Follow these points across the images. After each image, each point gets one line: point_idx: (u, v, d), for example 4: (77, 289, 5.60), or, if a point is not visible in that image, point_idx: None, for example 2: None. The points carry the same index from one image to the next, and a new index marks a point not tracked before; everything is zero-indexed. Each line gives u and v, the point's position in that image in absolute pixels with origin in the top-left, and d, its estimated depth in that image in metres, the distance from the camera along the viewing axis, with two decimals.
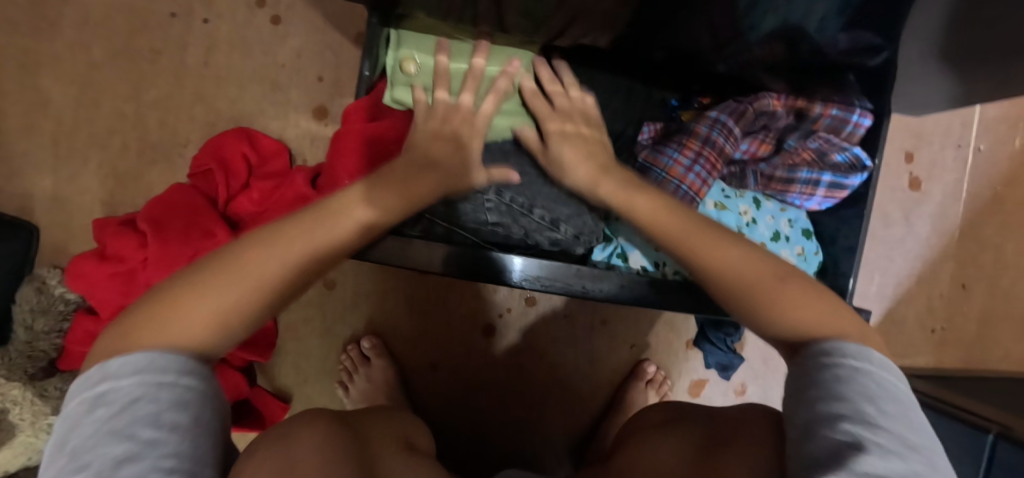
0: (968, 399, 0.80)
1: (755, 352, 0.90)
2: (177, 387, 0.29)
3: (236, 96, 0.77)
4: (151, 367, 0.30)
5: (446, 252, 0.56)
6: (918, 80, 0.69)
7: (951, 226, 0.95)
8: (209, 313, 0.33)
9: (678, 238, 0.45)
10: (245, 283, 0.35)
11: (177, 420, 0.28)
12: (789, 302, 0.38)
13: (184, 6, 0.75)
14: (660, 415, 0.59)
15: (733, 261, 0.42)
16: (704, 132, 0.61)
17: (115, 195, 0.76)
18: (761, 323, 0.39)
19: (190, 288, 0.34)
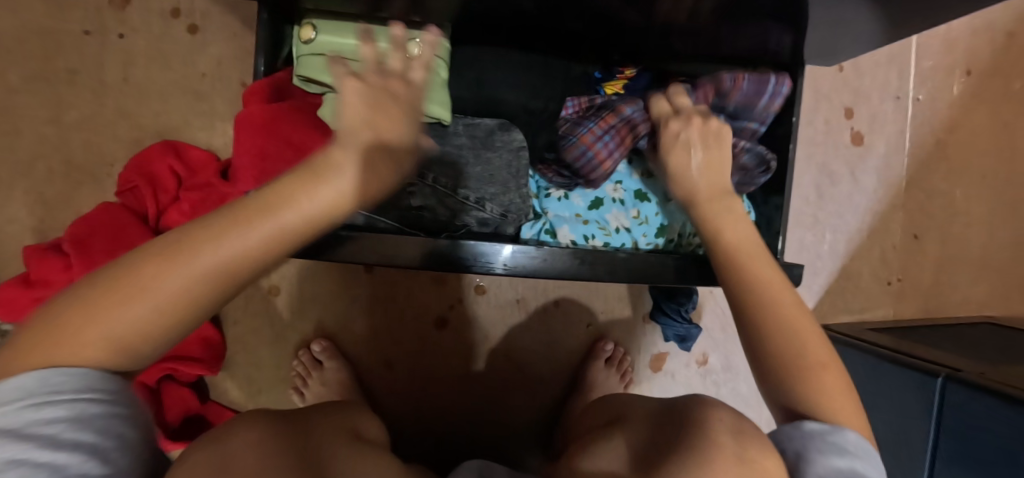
0: (928, 349, 0.80)
1: (713, 320, 0.90)
2: (78, 409, 0.25)
3: (161, 110, 0.76)
4: (46, 387, 0.25)
5: (428, 247, 0.56)
6: (843, 31, 0.65)
7: (897, 177, 0.95)
8: (126, 327, 0.27)
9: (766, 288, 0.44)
10: (165, 289, 0.28)
11: (79, 439, 0.25)
12: (829, 380, 0.41)
13: (97, 23, 0.74)
14: (614, 410, 0.57)
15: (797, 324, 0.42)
16: (625, 112, 0.61)
17: (45, 221, 0.74)
18: (786, 379, 0.41)
19: (111, 289, 0.28)
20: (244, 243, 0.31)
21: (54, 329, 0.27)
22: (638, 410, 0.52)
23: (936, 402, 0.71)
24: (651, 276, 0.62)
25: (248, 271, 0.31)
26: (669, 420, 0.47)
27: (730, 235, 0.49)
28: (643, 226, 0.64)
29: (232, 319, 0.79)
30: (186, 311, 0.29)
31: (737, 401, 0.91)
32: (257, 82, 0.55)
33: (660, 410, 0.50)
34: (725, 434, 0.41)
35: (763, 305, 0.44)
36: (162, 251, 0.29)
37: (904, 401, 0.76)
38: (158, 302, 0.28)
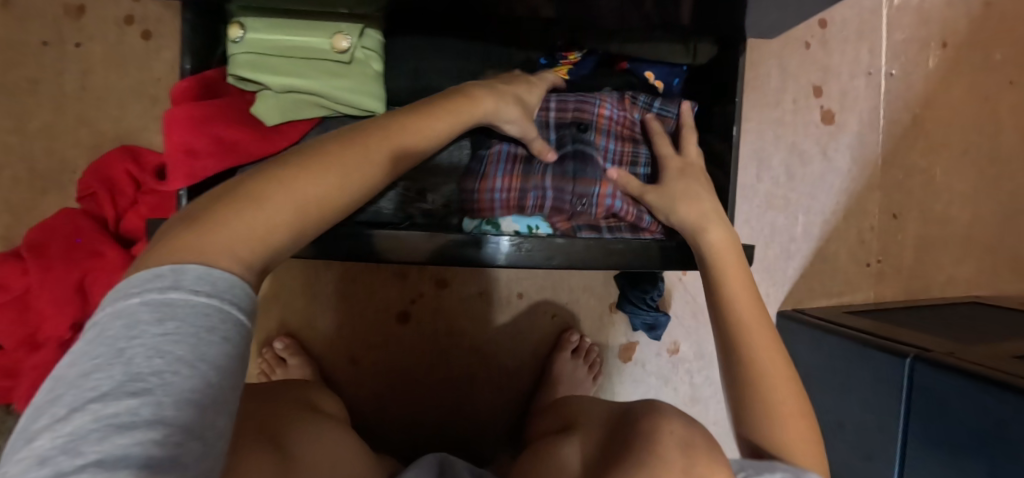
0: (907, 331, 0.77)
1: (682, 307, 0.88)
2: (239, 331, 0.24)
3: (119, 116, 0.77)
4: (222, 294, 0.24)
5: (428, 251, 0.56)
6: (800, 10, 0.64)
7: (872, 155, 0.92)
8: (259, 234, 0.28)
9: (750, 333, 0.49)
10: (274, 218, 0.29)
11: (234, 377, 0.24)
12: (790, 431, 0.47)
13: (54, 33, 0.75)
14: (565, 416, 0.60)
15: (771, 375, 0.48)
16: (536, 180, 0.59)
17: (11, 228, 0.75)
18: (757, 421, 0.48)
19: (227, 215, 0.28)
20: (320, 191, 0.32)
21: (214, 220, 0.27)
22: (590, 415, 0.57)
23: (905, 383, 0.68)
24: (607, 261, 0.59)
25: (325, 213, 0.32)
26: (625, 427, 0.52)
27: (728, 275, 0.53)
28: None
29: None
30: (272, 242, 0.29)
31: (712, 390, 0.90)
32: (182, 82, 0.55)
33: (610, 418, 0.55)
34: (675, 451, 0.46)
35: (742, 361, 0.49)
36: (258, 187, 0.30)
37: (874, 385, 0.73)
38: (271, 223, 0.29)
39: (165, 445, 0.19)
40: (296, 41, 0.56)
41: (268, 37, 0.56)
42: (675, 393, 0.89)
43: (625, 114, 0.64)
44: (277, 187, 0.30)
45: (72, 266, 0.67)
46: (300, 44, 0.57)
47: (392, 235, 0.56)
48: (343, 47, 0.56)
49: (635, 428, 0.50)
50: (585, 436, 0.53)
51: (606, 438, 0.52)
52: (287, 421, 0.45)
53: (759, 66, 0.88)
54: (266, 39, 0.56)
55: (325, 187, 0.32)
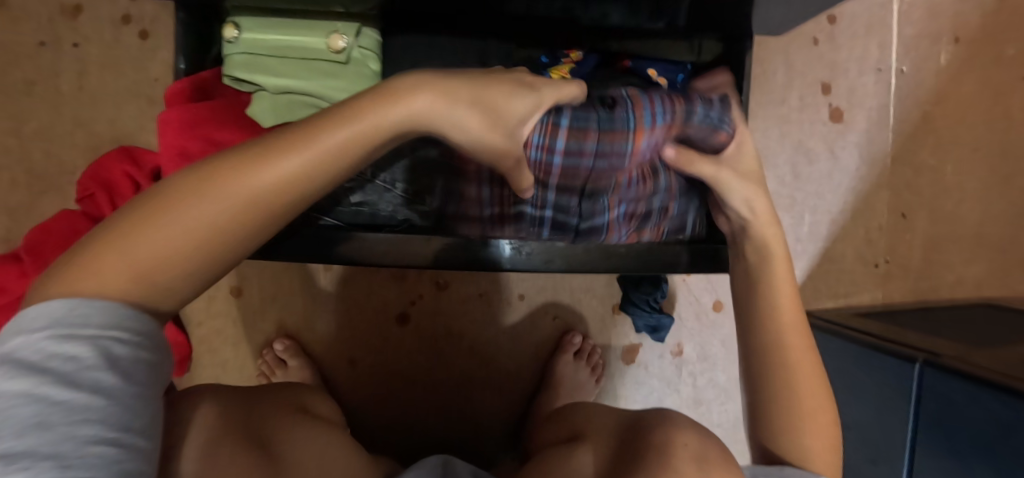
0: (914, 333, 0.76)
1: (686, 309, 0.87)
2: (100, 345, 0.25)
3: (117, 116, 0.77)
4: (74, 320, 0.25)
5: (433, 252, 0.56)
6: (810, 6, 0.62)
7: (881, 154, 0.91)
8: (137, 262, 0.27)
9: (787, 333, 0.44)
10: (155, 246, 0.28)
11: (104, 384, 0.24)
12: (815, 440, 0.43)
13: (51, 33, 0.75)
14: (571, 424, 0.60)
15: (805, 378, 0.44)
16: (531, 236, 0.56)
17: (11, 230, 0.75)
18: (784, 423, 0.43)
19: (104, 247, 0.28)
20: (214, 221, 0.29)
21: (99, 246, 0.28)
22: (598, 422, 0.57)
23: (914, 389, 0.66)
24: (611, 264, 0.59)
25: (228, 237, 0.30)
26: (634, 438, 0.52)
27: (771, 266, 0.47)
28: None
29: (196, 320, 0.79)
30: (154, 273, 0.28)
31: (716, 392, 0.88)
32: (176, 83, 0.55)
33: (618, 429, 0.55)
34: (689, 465, 0.46)
35: (776, 361, 0.44)
36: (155, 207, 0.29)
37: (883, 390, 0.71)
38: (157, 253, 0.28)
39: (6, 473, 0.21)
40: (292, 42, 0.56)
41: (265, 38, 0.55)
42: (679, 395, 0.88)
43: (660, 145, 0.47)
44: (159, 216, 0.28)
45: None
46: (297, 45, 0.56)
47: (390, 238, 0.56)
48: (340, 47, 0.56)
49: (643, 442, 0.50)
50: (595, 444, 0.53)
51: (615, 449, 0.51)
52: (283, 424, 0.44)
53: (765, 63, 0.86)
54: (260, 39, 0.55)
55: (221, 214, 0.29)
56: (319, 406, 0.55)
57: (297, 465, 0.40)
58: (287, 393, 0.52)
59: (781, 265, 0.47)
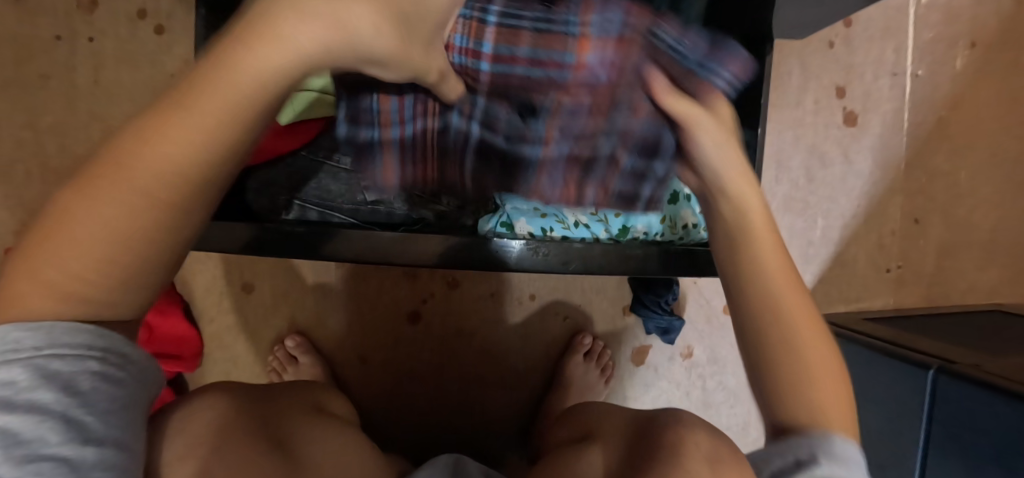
0: (925, 339, 0.76)
1: (697, 312, 0.87)
2: (33, 366, 0.24)
3: (131, 111, 0.77)
4: (5, 346, 0.24)
5: (439, 251, 0.56)
6: (832, 9, 0.62)
7: (895, 158, 0.90)
8: (65, 272, 0.24)
9: (766, 266, 0.36)
10: (68, 263, 0.24)
11: (40, 402, 0.23)
12: (823, 395, 0.33)
13: (66, 27, 0.75)
14: (580, 423, 0.59)
15: (799, 316, 0.35)
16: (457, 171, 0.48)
17: (26, 223, 0.76)
18: (785, 378, 0.34)
19: (21, 269, 0.25)
20: (114, 222, 0.24)
21: (20, 264, 0.25)
22: (608, 422, 0.57)
23: (928, 396, 0.66)
24: (628, 266, 0.59)
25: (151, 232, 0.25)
26: (648, 441, 0.51)
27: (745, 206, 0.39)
28: (601, 223, 0.60)
29: (207, 316, 0.79)
30: (91, 282, 0.25)
31: (725, 395, 0.89)
32: None
33: (631, 429, 0.55)
34: (702, 467, 0.46)
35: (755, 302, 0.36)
36: (71, 197, 0.25)
37: (895, 395, 0.71)
38: (70, 268, 0.24)
39: None
40: None
41: None
42: (688, 398, 0.88)
43: (622, 64, 0.40)
44: (64, 224, 0.24)
45: None
46: None
47: (406, 239, 0.55)
48: None
49: (657, 444, 0.50)
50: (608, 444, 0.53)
51: (629, 450, 0.51)
52: (298, 425, 0.44)
53: (780, 65, 0.86)
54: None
55: (123, 213, 0.24)
56: (333, 405, 0.56)
57: (309, 461, 0.40)
58: (295, 392, 0.51)
59: (752, 201, 0.39)
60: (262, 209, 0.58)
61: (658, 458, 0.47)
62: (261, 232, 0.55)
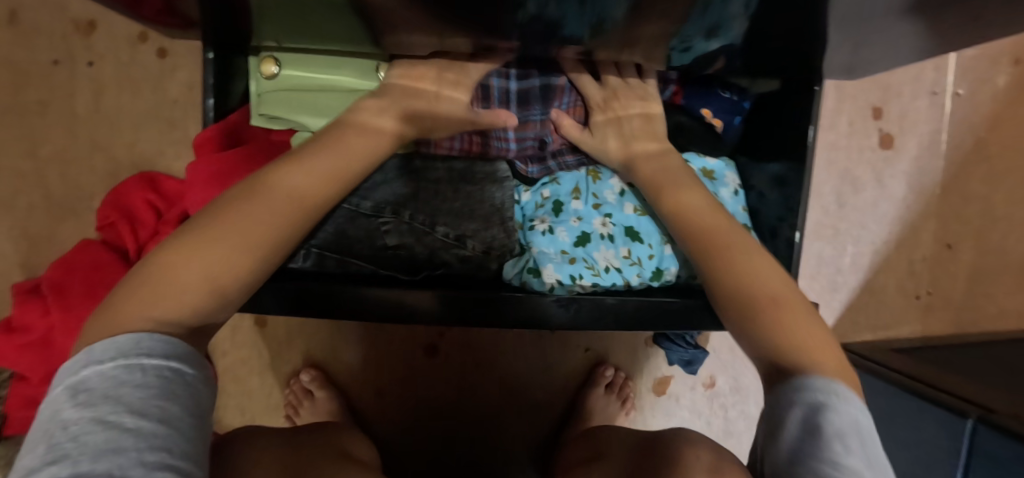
0: (955, 376, 0.72)
1: (720, 342, 0.85)
2: (156, 373, 0.27)
3: (134, 140, 0.73)
4: (132, 353, 0.27)
5: (437, 295, 0.54)
6: (884, 53, 0.58)
7: (930, 182, 0.87)
8: (192, 277, 0.34)
9: (711, 237, 0.48)
10: (186, 279, 0.33)
11: (165, 410, 0.26)
12: (792, 327, 0.39)
13: (64, 51, 0.71)
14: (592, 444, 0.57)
15: (760, 271, 0.44)
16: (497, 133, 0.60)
17: (31, 256, 0.73)
18: (760, 329, 0.40)
19: (133, 291, 0.32)
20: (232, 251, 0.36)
21: (132, 291, 0.32)
22: (621, 444, 0.54)
23: (963, 447, 0.62)
24: (659, 319, 0.58)
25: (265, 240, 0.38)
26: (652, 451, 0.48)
27: (680, 193, 0.53)
28: (635, 266, 0.56)
29: (221, 349, 0.78)
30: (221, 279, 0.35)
31: (747, 424, 0.87)
32: (207, 133, 0.55)
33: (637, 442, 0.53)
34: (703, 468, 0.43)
35: (723, 269, 0.45)
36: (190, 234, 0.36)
37: (928, 437, 0.68)
38: (205, 268, 0.34)
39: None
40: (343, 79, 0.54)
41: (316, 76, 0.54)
42: (708, 426, 0.86)
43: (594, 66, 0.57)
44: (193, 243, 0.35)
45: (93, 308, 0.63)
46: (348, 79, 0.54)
47: (419, 294, 0.54)
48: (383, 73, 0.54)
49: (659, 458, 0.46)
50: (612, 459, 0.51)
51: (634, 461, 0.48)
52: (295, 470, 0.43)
53: None
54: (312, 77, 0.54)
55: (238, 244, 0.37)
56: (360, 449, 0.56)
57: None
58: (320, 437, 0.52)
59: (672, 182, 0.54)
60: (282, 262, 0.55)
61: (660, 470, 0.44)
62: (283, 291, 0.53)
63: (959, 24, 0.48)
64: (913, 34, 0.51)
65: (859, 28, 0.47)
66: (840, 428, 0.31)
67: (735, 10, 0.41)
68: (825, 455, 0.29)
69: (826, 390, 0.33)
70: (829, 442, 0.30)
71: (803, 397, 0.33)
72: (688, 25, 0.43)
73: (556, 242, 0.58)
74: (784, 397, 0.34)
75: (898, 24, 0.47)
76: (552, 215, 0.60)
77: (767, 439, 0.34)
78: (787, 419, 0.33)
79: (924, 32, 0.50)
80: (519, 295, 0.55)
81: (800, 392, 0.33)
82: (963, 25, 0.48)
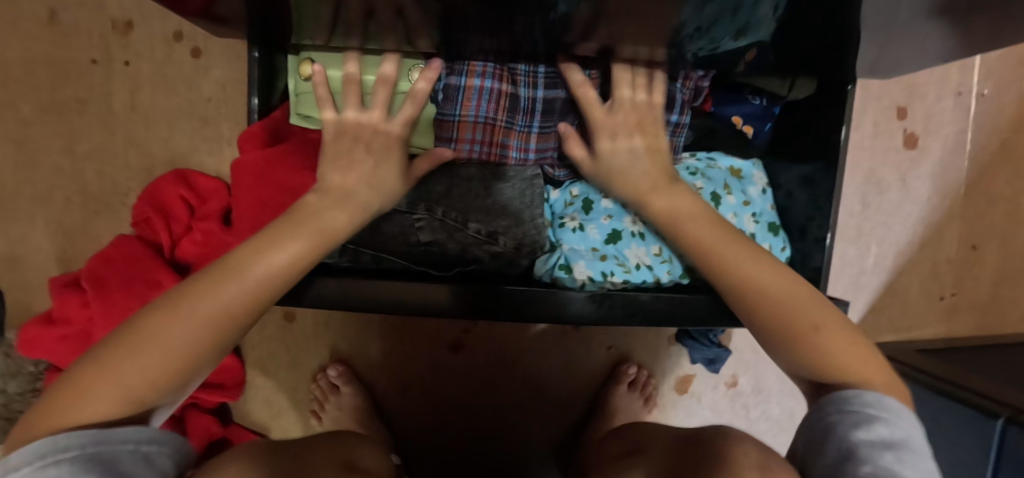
0: (984, 376, 0.72)
1: (743, 342, 0.85)
2: (85, 457, 0.29)
3: (169, 137, 0.75)
4: (55, 447, 0.29)
5: (460, 291, 0.55)
6: (912, 53, 0.58)
7: (955, 182, 0.86)
8: (164, 344, 0.36)
9: (723, 254, 0.48)
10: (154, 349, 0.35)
11: None
12: (836, 346, 0.41)
13: (101, 50, 0.73)
14: (625, 443, 0.57)
15: (767, 278, 0.46)
16: (514, 139, 0.56)
17: (67, 250, 0.74)
18: (808, 359, 0.42)
19: (106, 358, 0.34)
20: (292, 250, 0.43)
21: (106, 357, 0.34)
22: (656, 446, 0.53)
23: (993, 447, 0.62)
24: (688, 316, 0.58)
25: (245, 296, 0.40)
26: (683, 463, 0.46)
27: (678, 202, 0.53)
28: (665, 264, 0.57)
29: (249, 344, 0.79)
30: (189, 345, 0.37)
31: (768, 425, 0.87)
32: (251, 130, 0.57)
33: (676, 444, 0.52)
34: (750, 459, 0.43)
35: (748, 288, 0.46)
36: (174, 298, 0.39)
37: (958, 439, 0.68)
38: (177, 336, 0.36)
39: None
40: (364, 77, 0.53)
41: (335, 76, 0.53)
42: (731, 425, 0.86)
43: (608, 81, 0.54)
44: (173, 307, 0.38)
45: (131, 299, 0.65)
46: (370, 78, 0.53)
47: (447, 290, 0.55)
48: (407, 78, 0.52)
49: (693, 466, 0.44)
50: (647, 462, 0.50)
51: (669, 467, 0.47)
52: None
53: None
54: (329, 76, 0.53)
55: (268, 267, 0.42)
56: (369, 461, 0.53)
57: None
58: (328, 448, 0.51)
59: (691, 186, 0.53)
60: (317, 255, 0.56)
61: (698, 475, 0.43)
62: (318, 289, 0.55)
63: (993, 25, 0.47)
64: (947, 35, 0.51)
65: (891, 25, 0.47)
66: (890, 438, 0.33)
67: (765, 10, 0.41)
68: (876, 458, 0.32)
69: (877, 405, 0.35)
70: (878, 448, 0.32)
71: (853, 407, 0.35)
72: (718, 25, 0.43)
73: (585, 239, 0.58)
74: (835, 406, 0.36)
75: (930, 24, 0.47)
76: (582, 212, 0.60)
77: (819, 448, 0.36)
78: (836, 423, 0.35)
79: (956, 33, 0.50)
80: (547, 291, 0.55)
81: (851, 402, 0.36)
82: (997, 26, 0.48)
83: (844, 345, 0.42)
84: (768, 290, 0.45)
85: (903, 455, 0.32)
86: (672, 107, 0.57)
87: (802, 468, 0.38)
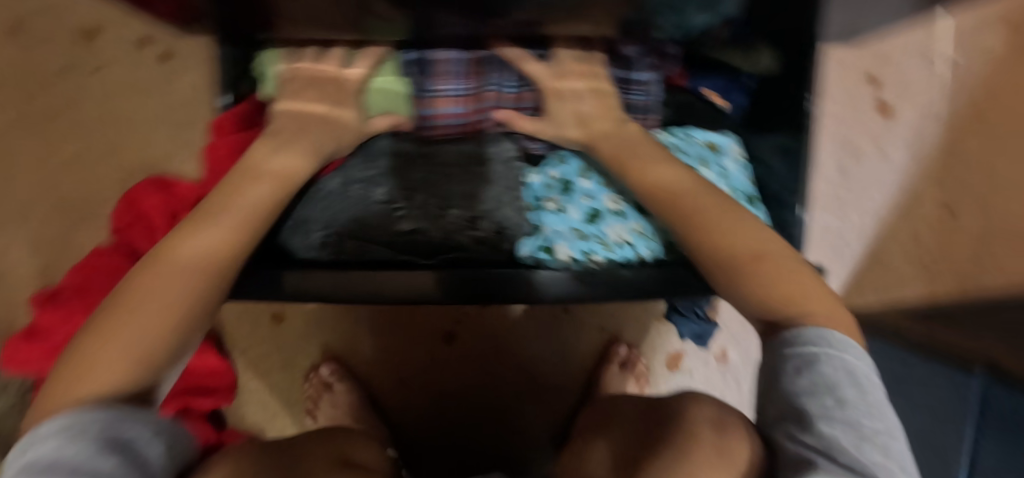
0: (967, 335, 0.73)
1: (732, 315, 0.86)
2: (105, 439, 0.27)
3: (146, 143, 0.74)
4: (72, 425, 0.27)
5: (443, 276, 0.54)
6: (877, 18, 0.59)
7: (929, 147, 0.88)
8: (114, 343, 0.34)
9: (683, 209, 0.48)
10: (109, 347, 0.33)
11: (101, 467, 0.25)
12: (790, 286, 0.40)
13: (71, 58, 0.72)
14: (600, 413, 0.56)
15: (743, 233, 0.45)
16: (490, 102, 0.62)
17: (48, 263, 0.73)
18: (752, 296, 0.41)
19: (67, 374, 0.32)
20: (224, 235, 0.44)
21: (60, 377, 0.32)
22: (625, 414, 0.52)
23: None
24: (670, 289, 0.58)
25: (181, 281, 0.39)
26: (653, 427, 0.46)
27: (651, 170, 0.53)
28: (644, 239, 0.58)
29: (240, 347, 0.79)
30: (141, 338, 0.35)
31: None
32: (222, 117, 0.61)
33: (643, 412, 0.50)
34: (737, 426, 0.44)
35: (716, 239, 0.46)
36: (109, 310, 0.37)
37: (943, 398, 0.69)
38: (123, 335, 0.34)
39: None
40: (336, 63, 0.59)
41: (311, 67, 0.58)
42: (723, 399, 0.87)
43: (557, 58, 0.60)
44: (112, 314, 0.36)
45: None
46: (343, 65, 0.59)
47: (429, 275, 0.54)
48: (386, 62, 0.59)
49: (664, 429, 0.43)
50: (613, 437, 0.48)
51: (636, 436, 0.46)
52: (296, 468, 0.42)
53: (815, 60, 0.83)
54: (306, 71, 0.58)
55: (198, 252, 0.41)
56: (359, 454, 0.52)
57: None
58: (311, 448, 0.49)
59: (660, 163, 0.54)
60: (297, 251, 0.56)
61: (669, 437, 0.42)
62: (300, 282, 0.54)
63: None
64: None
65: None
66: (834, 377, 0.32)
67: None
68: (818, 408, 0.31)
69: (821, 342, 0.34)
70: (820, 393, 0.31)
71: (796, 352, 0.34)
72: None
73: (563, 222, 0.59)
74: (779, 353, 0.35)
75: None
76: (562, 195, 0.61)
77: (773, 401, 0.35)
78: (784, 370, 0.34)
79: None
80: (525, 270, 0.55)
81: (791, 344, 0.35)
82: None
83: (790, 277, 0.41)
84: (730, 237, 0.45)
85: (849, 395, 0.31)
86: (638, 72, 0.63)
87: (764, 423, 0.37)
